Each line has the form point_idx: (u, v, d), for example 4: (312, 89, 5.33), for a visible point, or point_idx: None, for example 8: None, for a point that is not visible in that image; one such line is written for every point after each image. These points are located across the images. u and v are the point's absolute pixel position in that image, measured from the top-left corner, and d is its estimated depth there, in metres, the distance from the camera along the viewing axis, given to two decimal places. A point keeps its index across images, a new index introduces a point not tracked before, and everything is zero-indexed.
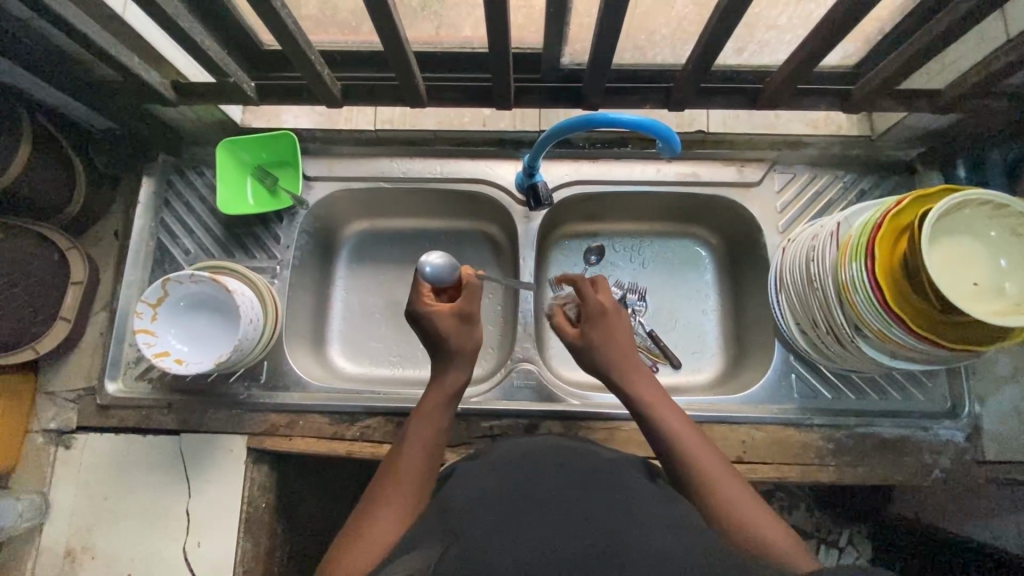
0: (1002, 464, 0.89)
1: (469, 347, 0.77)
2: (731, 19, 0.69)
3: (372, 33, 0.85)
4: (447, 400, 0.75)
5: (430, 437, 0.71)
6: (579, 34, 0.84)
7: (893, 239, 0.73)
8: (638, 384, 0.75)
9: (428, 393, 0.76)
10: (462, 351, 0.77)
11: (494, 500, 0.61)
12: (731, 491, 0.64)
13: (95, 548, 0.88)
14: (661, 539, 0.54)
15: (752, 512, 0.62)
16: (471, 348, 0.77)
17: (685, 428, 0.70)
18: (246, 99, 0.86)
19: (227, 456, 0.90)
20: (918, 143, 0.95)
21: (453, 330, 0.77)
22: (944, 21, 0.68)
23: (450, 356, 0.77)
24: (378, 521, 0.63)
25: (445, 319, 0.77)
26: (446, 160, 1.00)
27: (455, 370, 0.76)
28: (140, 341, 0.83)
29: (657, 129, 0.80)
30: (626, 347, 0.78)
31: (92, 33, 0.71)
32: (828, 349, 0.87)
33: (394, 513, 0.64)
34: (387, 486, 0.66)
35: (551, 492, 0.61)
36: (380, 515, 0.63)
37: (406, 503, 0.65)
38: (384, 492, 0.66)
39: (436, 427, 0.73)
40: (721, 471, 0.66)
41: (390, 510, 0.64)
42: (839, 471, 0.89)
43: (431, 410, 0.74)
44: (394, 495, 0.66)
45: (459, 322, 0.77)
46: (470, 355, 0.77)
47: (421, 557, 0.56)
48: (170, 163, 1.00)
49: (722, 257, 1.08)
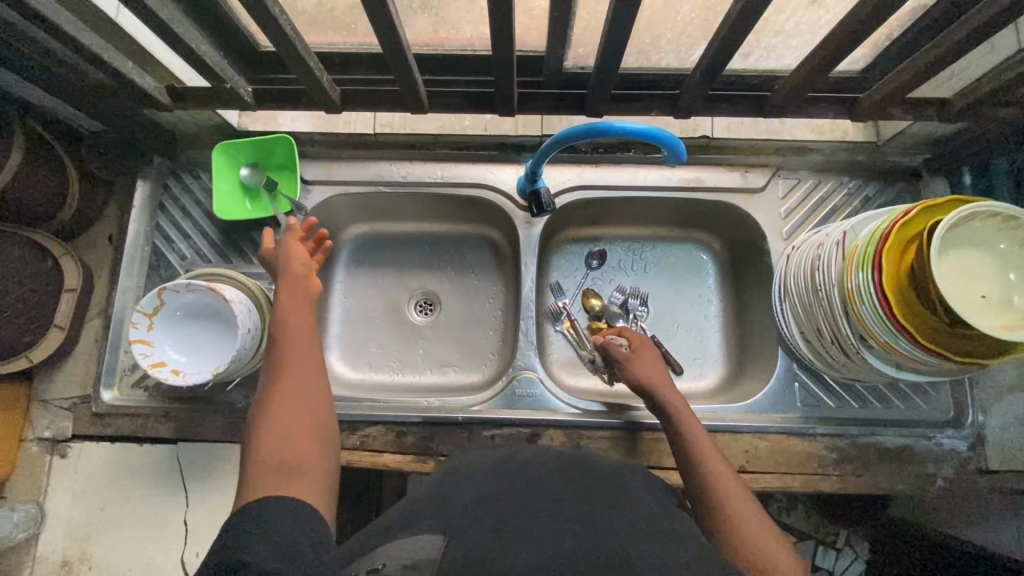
0: (1006, 473, 0.88)
1: (302, 270, 0.82)
2: (742, 28, 0.68)
3: (370, 35, 0.83)
4: (304, 299, 0.79)
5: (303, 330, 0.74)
6: (584, 40, 0.82)
7: (901, 250, 0.72)
8: (675, 405, 0.79)
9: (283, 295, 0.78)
10: (294, 262, 0.82)
11: (495, 500, 0.58)
12: (739, 504, 0.65)
13: (92, 558, 0.87)
14: (654, 546, 0.52)
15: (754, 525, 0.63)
16: (300, 260, 0.83)
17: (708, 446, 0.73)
18: (243, 105, 0.84)
19: (226, 465, 0.89)
20: (924, 149, 0.94)
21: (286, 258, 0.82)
22: (957, 33, 0.66)
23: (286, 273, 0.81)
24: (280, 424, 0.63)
25: (294, 244, 0.84)
26: (447, 164, 0.99)
27: (292, 278, 0.80)
28: (136, 352, 0.82)
29: (661, 138, 0.78)
30: (658, 374, 0.83)
31: (83, 37, 0.68)
32: (833, 359, 0.86)
33: (293, 406, 0.65)
34: (280, 394, 0.66)
35: (552, 494, 0.60)
36: (283, 419, 0.63)
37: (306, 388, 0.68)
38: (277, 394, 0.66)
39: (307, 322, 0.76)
40: (739, 499, 0.66)
41: (287, 404, 0.65)
42: (843, 481, 0.89)
43: (295, 312, 0.76)
44: (289, 399, 0.65)
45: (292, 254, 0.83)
46: (302, 264, 0.82)
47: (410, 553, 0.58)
48: (165, 166, 0.98)
49: (726, 263, 1.06)
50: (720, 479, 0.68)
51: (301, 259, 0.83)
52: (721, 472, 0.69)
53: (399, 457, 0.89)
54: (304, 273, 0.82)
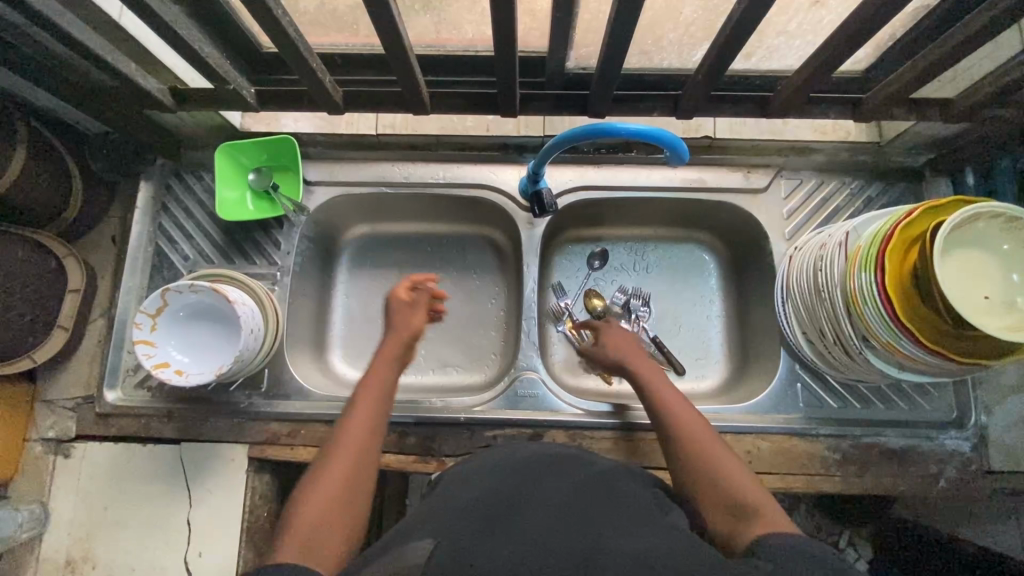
0: (1008, 474, 0.89)
1: (410, 336, 0.85)
2: (744, 28, 0.68)
3: (372, 36, 0.83)
4: (390, 367, 0.81)
5: (373, 400, 0.75)
6: (586, 40, 0.82)
7: (903, 250, 0.72)
8: (648, 372, 0.82)
9: (376, 360, 0.81)
10: (403, 326, 0.86)
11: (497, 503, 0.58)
12: (724, 464, 0.68)
13: (95, 558, 0.88)
14: (629, 543, 0.54)
15: (740, 482, 0.66)
16: (412, 327, 0.86)
17: (686, 409, 0.76)
18: (246, 106, 0.85)
19: (229, 465, 0.90)
20: (927, 150, 0.94)
21: (403, 312, 0.87)
22: (960, 32, 0.66)
23: (396, 332, 0.85)
24: (325, 485, 0.65)
25: (424, 302, 0.89)
26: (449, 165, 0.99)
27: (392, 342, 0.83)
28: (139, 352, 0.82)
29: (664, 138, 0.77)
30: (632, 350, 0.87)
31: (86, 38, 0.69)
32: (835, 360, 0.86)
33: (343, 473, 0.66)
34: (334, 457, 0.68)
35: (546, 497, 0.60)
36: (328, 480, 0.65)
37: (360, 455, 0.69)
38: (331, 457, 0.68)
39: (381, 390, 0.77)
40: (723, 457, 0.69)
41: (337, 471, 0.66)
42: (845, 482, 0.89)
43: (375, 380, 0.78)
44: (341, 463, 0.67)
45: (410, 310, 0.88)
46: (410, 331, 0.85)
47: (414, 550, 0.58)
48: (168, 168, 0.98)
49: (729, 263, 1.06)
50: (703, 442, 0.71)
51: (413, 325, 0.86)
52: (702, 434, 0.72)
53: (401, 457, 0.89)
54: (408, 338, 0.85)
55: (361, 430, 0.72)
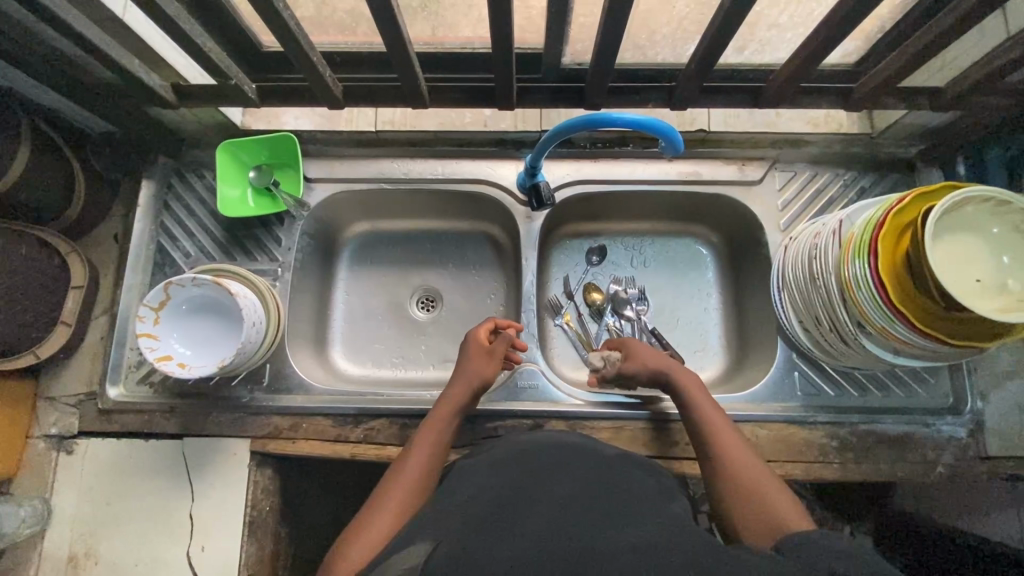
0: (1004, 459, 0.89)
1: (477, 382, 0.84)
2: (735, 19, 0.69)
3: (371, 34, 0.84)
4: (451, 414, 0.81)
5: (432, 449, 0.76)
6: (580, 35, 0.83)
7: (895, 236, 0.73)
8: (683, 379, 0.81)
9: (439, 407, 0.82)
10: (474, 374, 0.84)
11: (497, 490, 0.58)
12: (755, 474, 0.67)
13: (98, 554, 0.88)
14: (617, 530, 0.55)
15: (768, 492, 0.65)
16: (484, 377, 0.84)
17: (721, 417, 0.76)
18: (247, 101, 0.86)
19: (231, 459, 0.90)
20: (918, 140, 0.95)
21: (477, 358, 0.86)
22: (946, 21, 0.68)
23: (465, 374, 0.84)
24: (374, 522, 0.66)
25: (501, 349, 0.87)
26: (447, 160, 1.00)
27: (459, 387, 0.83)
28: (142, 345, 0.83)
29: (659, 127, 0.79)
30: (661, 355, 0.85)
31: (91, 35, 0.70)
32: (831, 347, 0.87)
33: (394, 511, 0.68)
34: (388, 493, 0.70)
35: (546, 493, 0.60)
36: (381, 516, 0.67)
37: (413, 495, 0.71)
38: (386, 494, 0.70)
39: (440, 435, 0.78)
40: (753, 468, 0.68)
41: (390, 507, 0.68)
42: (844, 469, 0.89)
43: (437, 425, 0.79)
44: (393, 500, 0.69)
45: (484, 355, 0.86)
46: (481, 382, 0.84)
47: (421, 542, 0.58)
48: (170, 166, 0.99)
49: (724, 256, 1.08)
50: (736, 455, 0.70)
51: (483, 370, 0.85)
52: (737, 448, 0.71)
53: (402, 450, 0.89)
54: (475, 383, 0.84)
55: (416, 473, 0.73)
